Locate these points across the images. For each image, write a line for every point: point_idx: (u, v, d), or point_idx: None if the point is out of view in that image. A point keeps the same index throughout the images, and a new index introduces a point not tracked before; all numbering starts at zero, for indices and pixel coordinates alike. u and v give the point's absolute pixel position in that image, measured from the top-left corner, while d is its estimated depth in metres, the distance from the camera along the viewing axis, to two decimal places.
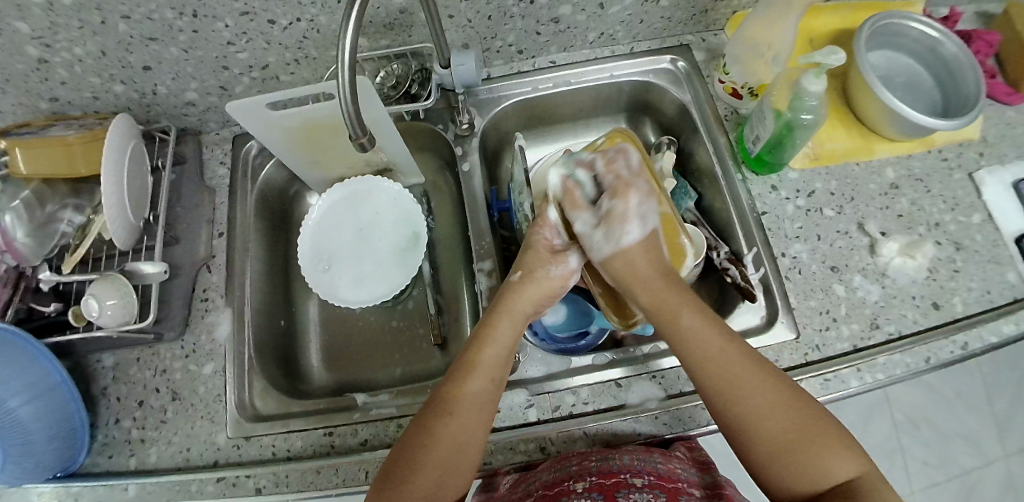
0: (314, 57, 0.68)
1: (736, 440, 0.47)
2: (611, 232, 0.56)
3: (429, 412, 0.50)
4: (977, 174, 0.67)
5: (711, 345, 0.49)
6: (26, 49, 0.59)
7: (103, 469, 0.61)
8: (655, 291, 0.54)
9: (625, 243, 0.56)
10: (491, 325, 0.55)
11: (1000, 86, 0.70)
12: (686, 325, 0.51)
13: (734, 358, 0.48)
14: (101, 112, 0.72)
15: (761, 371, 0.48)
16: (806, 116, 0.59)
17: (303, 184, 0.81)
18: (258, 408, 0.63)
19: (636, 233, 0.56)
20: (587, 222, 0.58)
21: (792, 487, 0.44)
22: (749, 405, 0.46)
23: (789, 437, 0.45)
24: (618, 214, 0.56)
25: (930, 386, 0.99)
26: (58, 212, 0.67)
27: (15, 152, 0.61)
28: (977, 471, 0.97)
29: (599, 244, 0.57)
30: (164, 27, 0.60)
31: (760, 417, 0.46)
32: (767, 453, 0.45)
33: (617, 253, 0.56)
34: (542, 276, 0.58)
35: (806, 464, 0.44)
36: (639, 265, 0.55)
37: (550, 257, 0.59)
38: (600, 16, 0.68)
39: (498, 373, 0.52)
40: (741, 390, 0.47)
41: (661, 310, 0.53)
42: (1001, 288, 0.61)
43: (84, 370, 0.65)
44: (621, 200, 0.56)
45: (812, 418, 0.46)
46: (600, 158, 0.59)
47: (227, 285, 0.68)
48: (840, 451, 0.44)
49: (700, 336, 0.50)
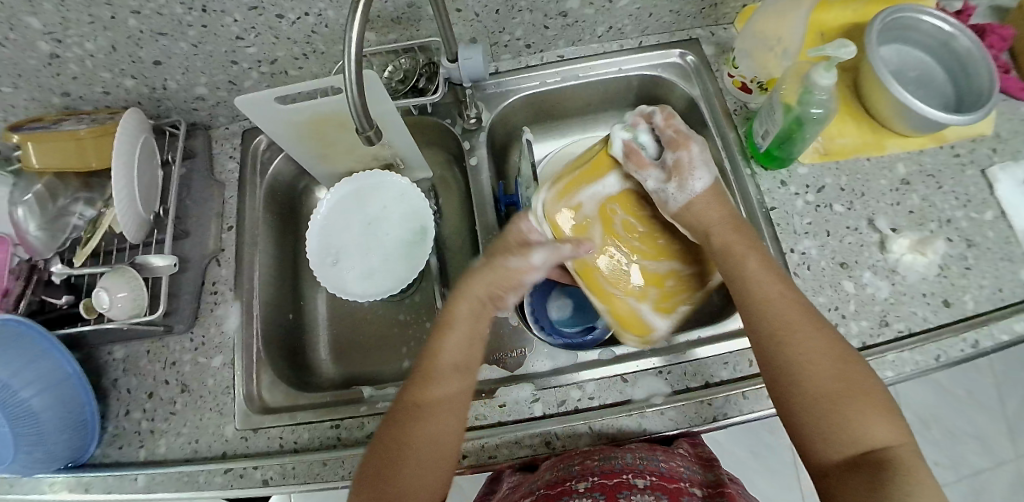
0: (322, 51, 0.68)
1: (788, 375, 0.46)
2: (683, 184, 0.54)
3: (398, 410, 0.51)
4: (990, 170, 0.66)
5: (770, 287, 0.51)
6: (38, 44, 0.60)
7: (114, 459, 0.61)
8: (723, 234, 0.54)
9: (699, 189, 0.55)
10: (451, 318, 0.54)
11: (1015, 81, 0.69)
12: (750, 268, 0.52)
13: (794, 304, 0.49)
14: (112, 106, 0.72)
15: (817, 325, 0.48)
16: (817, 111, 0.58)
17: (311, 179, 0.82)
18: (266, 400, 0.63)
19: (704, 181, 0.55)
20: (654, 179, 0.56)
21: (828, 448, 0.44)
22: (804, 346, 0.47)
23: (838, 383, 0.45)
24: (685, 165, 0.54)
25: (940, 384, 0.99)
26: (70, 205, 0.68)
27: (28, 146, 0.62)
28: (988, 471, 0.96)
29: (673, 196, 0.55)
30: (174, 22, 0.60)
31: (813, 360, 0.46)
32: (812, 399, 0.45)
33: (689, 205, 0.55)
34: (501, 266, 0.55)
35: (843, 422, 0.43)
36: (714, 213, 0.55)
37: (518, 247, 0.55)
38: (609, 10, 0.68)
39: (465, 359, 0.53)
40: (798, 333, 0.47)
41: (726, 250, 0.54)
42: (1014, 286, 0.60)
43: (95, 362, 0.65)
44: (684, 149, 0.54)
45: (855, 374, 0.45)
46: (657, 112, 0.55)
47: (236, 278, 0.68)
48: (881, 414, 0.44)
49: (760, 277, 0.51)
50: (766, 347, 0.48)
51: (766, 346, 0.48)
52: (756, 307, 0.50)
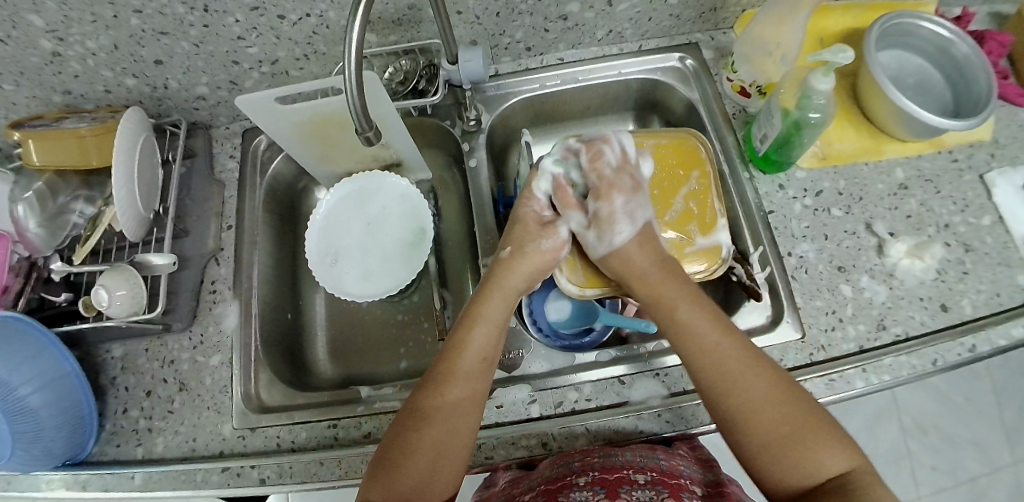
0: (323, 52, 0.68)
1: (733, 424, 0.46)
2: (602, 234, 0.57)
3: (422, 394, 0.50)
4: (988, 175, 0.66)
5: (705, 334, 0.50)
6: (40, 42, 0.60)
7: (111, 457, 0.61)
8: (650, 280, 0.54)
9: (620, 243, 0.56)
10: (480, 305, 0.56)
11: (1013, 87, 0.69)
12: (683, 314, 0.52)
13: (730, 353, 0.48)
14: (114, 105, 0.72)
15: (761, 371, 0.47)
16: (815, 115, 0.58)
17: (311, 179, 0.82)
18: (264, 399, 0.63)
19: (628, 232, 0.56)
20: (579, 222, 0.59)
21: (779, 486, 0.44)
22: (744, 394, 0.46)
23: (781, 427, 0.45)
24: (604, 216, 0.57)
25: (939, 390, 0.98)
26: (69, 203, 0.69)
27: (29, 143, 0.62)
28: (985, 477, 0.96)
29: (595, 244, 0.58)
30: (176, 21, 0.61)
31: (756, 410, 0.46)
32: (758, 447, 0.45)
33: (613, 254, 0.56)
34: (534, 250, 0.58)
35: (795, 460, 0.44)
36: (639, 261, 0.55)
37: (538, 230, 0.59)
38: (608, 14, 0.68)
39: (490, 351, 0.53)
40: (739, 383, 0.47)
41: (659, 296, 0.54)
42: (1012, 291, 0.60)
43: (94, 359, 0.66)
44: (606, 201, 0.58)
45: (803, 412, 0.45)
46: (585, 150, 0.61)
47: (235, 278, 0.69)
48: (829, 445, 0.44)
49: (696, 322, 0.51)
50: (709, 400, 0.48)
51: (711, 399, 0.48)
52: (693, 360, 0.50)
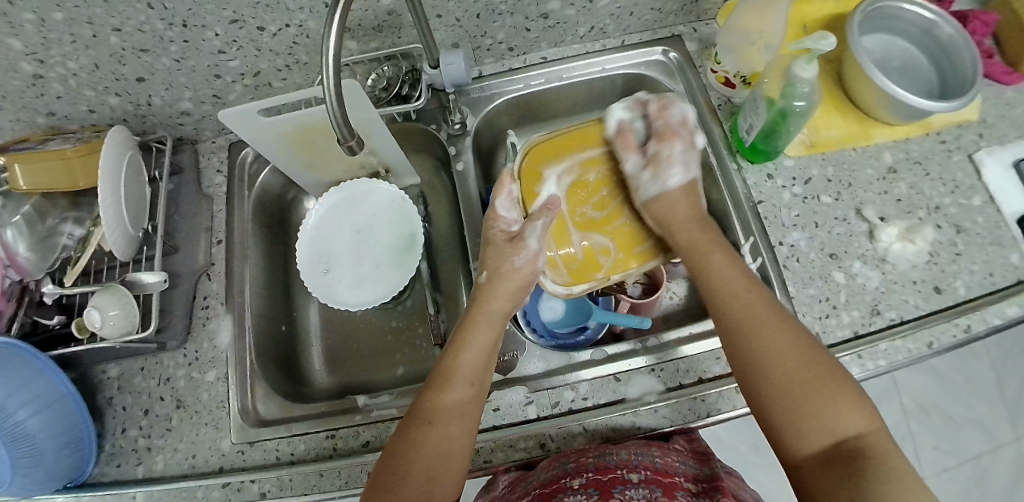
0: (305, 62, 0.68)
1: (756, 364, 0.48)
2: (658, 175, 0.59)
3: (412, 420, 0.51)
4: (976, 155, 0.66)
5: (735, 283, 0.53)
6: (20, 65, 0.60)
7: (111, 478, 0.61)
8: (688, 228, 0.57)
9: (671, 184, 0.60)
10: (467, 330, 0.56)
11: (999, 66, 0.69)
12: (714, 262, 0.56)
13: (760, 299, 0.52)
14: (98, 124, 0.72)
15: (783, 321, 0.50)
16: (799, 103, 0.58)
17: (300, 190, 0.82)
18: (261, 413, 0.63)
19: (679, 177, 0.60)
20: (635, 164, 0.60)
21: (801, 435, 0.45)
22: (770, 338, 0.49)
23: (804, 375, 0.46)
24: (664, 157, 0.60)
25: (939, 371, 0.98)
26: (59, 225, 0.68)
27: (14, 167, 0.62)
28: (988, 454, 0.96)
29: (647, 184, 0.59)
30: (155, 38, 0.60)
31: (779, 349, 0.48)
32: (783, 389, 0.46)
33: (663, 195, 0.59)
34: (510, 270, 0.57)
35: (814, 411, 0.44)
36: (680, 208, 0.59)
37: (510, 247, 0.58)
38: (589, 10, 0.68)
39: (478, 376, 0.53)
40: (762, 326, 0.50)
41: (688, 247, 0.57)
42: (1004, 270, 0.60)
43: (89, 381, 0.65)
44: (667, 144, 0.61)
45: (819, 366, 0.46)
46: (654, 102, 0.63)
47: (228, 292, 0.68)
48: (853, 401, 0.45)
49: (726, 272, 0.55)
50: (734, 341, 0.50)
51: (736, 340, 0.50)
52: (722, 302, 0.53)
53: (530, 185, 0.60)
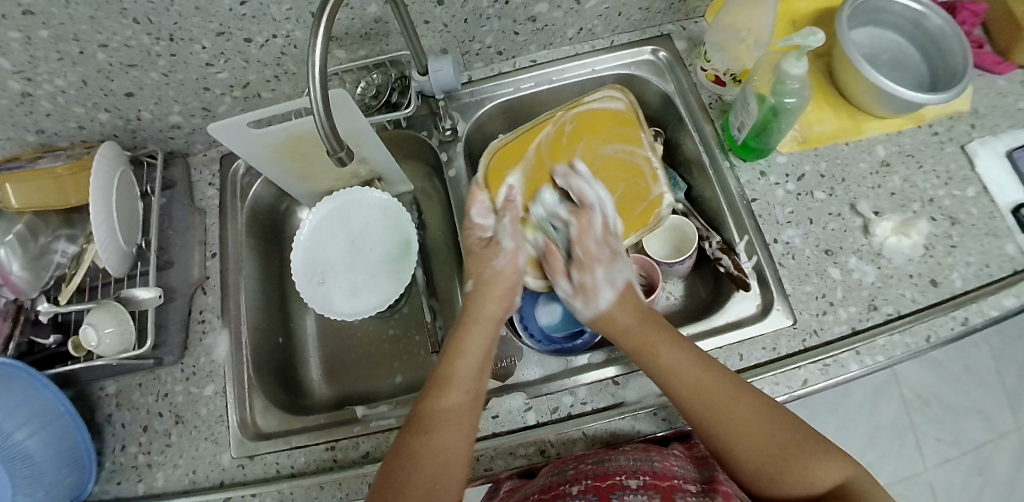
0: (294, 72, 0.68)
1: (731, 464, 0.48)
2: (588, 301, 0.58)
3: (410, 430, 0.51)
4: (969, 146, 0.66)
5: (687, 377, 0.50)
6: (7, 84, 0.60)
7: (113, 495, 0.61)
8: (632, 333, 0.55)
9: (604, 308, 0.58)
10: (462, 338, 0.57)
11: (988, 56, 0.69)
12: (664, 362, 0.52)
13: (715, 383, 0.49)
14: (88, 141, 0.72)
15: (749, 409, 0.48)
16: (790, 99, 0.58)
17: (293, 200, 0.82)
18: (261, 426, 0.63)
19: (611, 293, 0.58)
20: (566, 288, 0.60)
21: (783, 495, 0.46)
22: (735, 435, 0.47)
23: (778, 455, 0.46)
24: (590, 286, 0.58)
25: (938, 362, 0.99)
26: (52, 243, 0.68)
27: (6, 187, 0.62)
28: (991, 443, 0.96)
29: (580, 310, 0.59)
30: (143, 52, 0.60)
31: (739, 437, 0.47)
32: (765, 477, 0.46)
33: (601, 318, 0.57)
34: (493, 274, 0.60)
35: (797, 477, 0.45)
36: (621, 318, 0.56)
37: (489, 251, 0.61)
38: (577, 12, 0.67)
39: (474, 384, 0.54)
40: (725, 419, 0.48)
41: (638, 346, 0.54)
42: (1000, 261, 0.60)
43: (88, 398, 0.65)
44: (588, 271, 0.58)
45: (786, 440, 0.47)
46: (570, 212, 0.60)
47: (223, 305, 0.68)
48: (824, 455, 0.46)
49: (677, 362, 0.51)
50: (699, 428, 0.49)
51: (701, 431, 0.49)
52: (684, 398, 0.50)
53: (492, 195, 0.66)
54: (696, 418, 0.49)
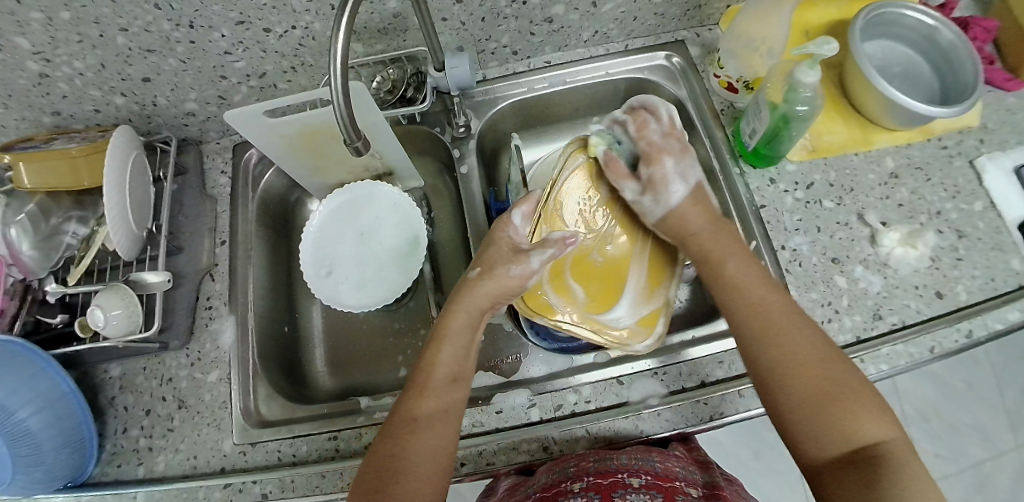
0: (311, 64, 0.68)
1: (767, 389, 0.47)
2: (659, 196, 0.58)
3: (395, 421, 0.50)
4: (977, 161, 0.66)
5: (754, 290, 0.52)
6: (27, 64, 0.60)
7: (112, 477, 0.61)
8: (701, 239, 0.56)
9: (676, 203, 0.58)
10: (446, 325, 0.55)
11: (999, 72, 0.70)
12: (729, 272, 0.54)
13: (774, 302, 0.51)
14: (103, 125, 0.72)
15: (797, 321, 0.49)
16: (802, 108, 0.58)
17: (303, 191, 0.82)
18: (264, 414, 0.63)
19: (682, 190, 0.58)
20: (633, 190, 0.59)
21: (816, 443, 0.44)
22: (789, 348, 0.47)
23: (820, 375, 0.46)
24: (659, 178, 0.58)
25: (939, 377, 0.99)
26: (63, 224, 0.68)
27: (19, 166, 0.62)
28: (988, 461, 0.96)
29: (652, 208, 0.59)
30: (162, 38, 0.61)
31: (798, 359, 0.47)
32: (795, 401, 0.45)
33: (670, 214, 0.58)
34: (503, 274, 0.56)
35: (831, 415, 0.44)
36: (693, 220, 0.57)
37: (511, 255, 0.57)
38: (593, 15, 0.68)
39: (459, 371, 0.53)
40: (781, 333, 0.48)
41: (705, 256, 0.55)
42: (1005, 275, 0.61)
43: (91, 380, 0.65)
44: (658, 164, 0.58)
45: (838, 364, 0.46)
46: (631, 121, 0.61)
47: (230, 292, 0.68)
48: (869, 409, 0.44)
49: (744, 277, 0.53)
50: (754, 349, 0.49)
51: (757, 348, 0.49)
52: (743, 316, 0.51)
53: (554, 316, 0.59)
54: (745, 328, 0.50)
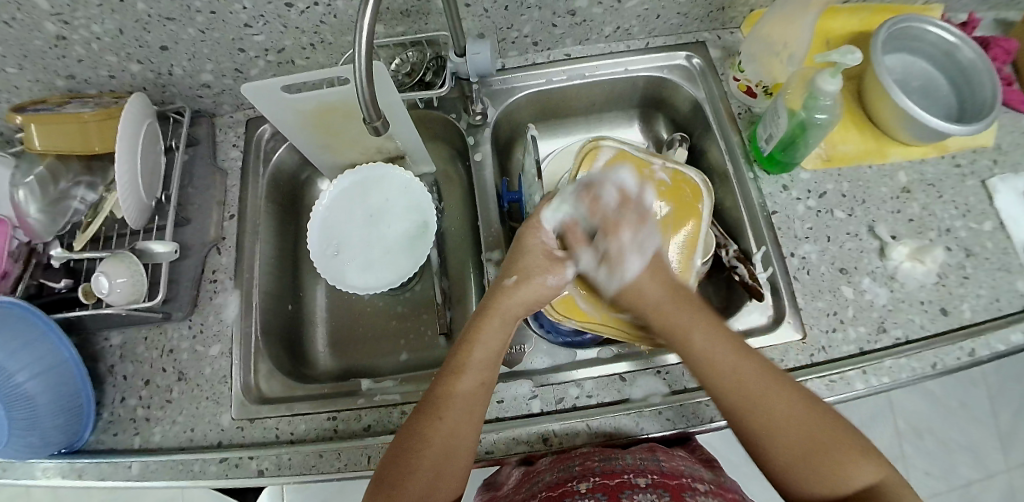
0: (330, 42, 0.68)
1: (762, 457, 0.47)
2: (613, 271, 0.56)
3: (419, 414, 0.50)
4: (990, 181, 0.66)
5: (726, 363, 0.49)
6: (44, 26, 0.60)
7: (108, 446, 0.61)
8: (665, 310, 0.54)
9: (631, 277, 0.56)
10: (480, 326, 0.54)
11: (1016, 94, 0.70)
12: (697, 344, 0.51)
13: (753, 372, 0.48)
14: (117, 91, 0.72)
15: (773, 386, 0.48)
16: (821, 116, 0.58)
17: (314, 170, 0.82)
18: (263, 390, 0.63)
19: (638, 265, 0.56)
20: (590, 261, 0.58)
21: (814, 494, 0.45)
22: (771, 418, 0.46)
23: (811, 444, 0.45)
24: (615, 255, 0.56)
25: (933, 395, 0.99)
26: (71, 189, 0.68)
27: (31, 127, 0.62)
28: (977, 482, 0.96)
29: (606, 282, 0.57)
30: (183, 7, 0.60)
31: (785, 430, 0.46)
32: (791, 463, 0.45)
33: (626, 289, 0.56)
34: (540, 284, 0.56)
35: (830, 470, 0.44)
36: (652, 292, 0.55)
37: (548, 264, 0.57)
38: (617, 10, 0.68)
39: (489, 373, 0.52)
40: (761, 403, 0.47)
41: (670, 326, 0.53)
42: (1010, 296, 0.61)
43: (92, 346, 0.65)
44: (614, 237, 0.57)
45: (821, 422, 0.46)
46: (583, 192, 0.60)
47: (237, 267, 0.68)
48: (861, 457, 0.45)
49: (715, 349, 0.50)
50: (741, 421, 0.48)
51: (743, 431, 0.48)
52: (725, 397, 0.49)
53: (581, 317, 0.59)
54: (728, 408, 0.48)
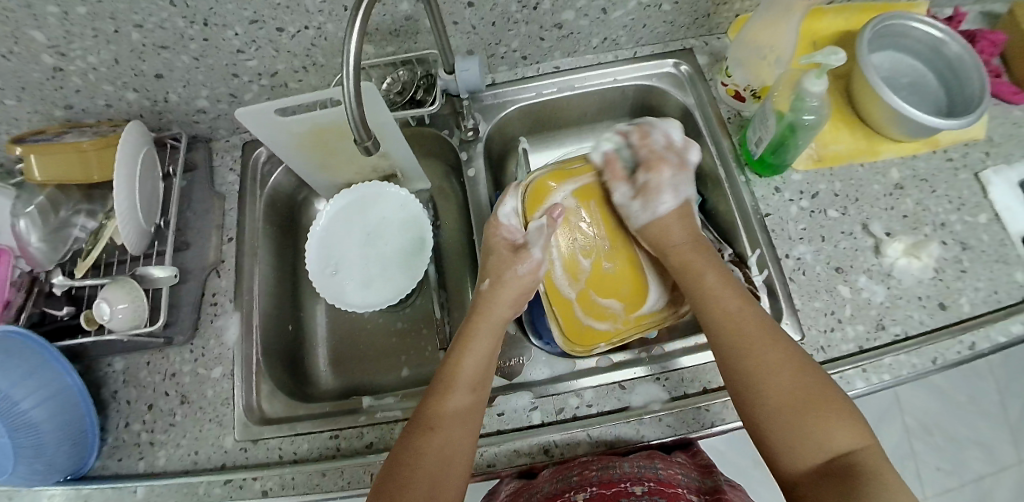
0: (322, 64, 0.69)
1: (747, 410, 0.48)
2: (648, 202, 0.61)
3: (413, 429, 0.51)
4: (983, 174, 0.67)
5: (729, 303, 0.53)
6: (41, 58, 0.61)
7: (113, 471, 0.61)
8: (681, 251, 0.58)
9: (661, 211, 0.61)
10: (466, 341, 0.57)
11: (1006, 86, 0.70)
12: (708, 284, 0.56)
13: (753, 317, 0.52)
14: (114, 120, 0.73)
15: (774, 333, 0.51)
16: (809, 117, 0.59)
17: (311, 190, 0.83)
18: (266, 411, 0.64)
19: (670, 202, 0.61)
20: (624, 194, 0.63)
21: (795, 451, 0.45)
22: (762, 357, 0.49)
23: (799, 392, 0.47)
24: (653, 186, 0.61)
25: (942, 389, 0.98)
26: (71, 217, 0.69)
27: (31, 158, 0.62)
28: (990, 476, 0.96)
29: (638, 213, 0.61)
30: (176, 35, 0.61)
31: (770, 374, 0.48)
32: (773, 415, 0.47)
33: (654, 223, 0.61)
34: (512, 278, 0.60)
35: (810, 428, 0.45)
36: (676, 232, 0.60)
37: (513, 256, 0.60)
38: (603, 21, 0.69)
39: (478, 383, 0.54)
40: (758, 346, 0.50)
41: (684, 263, 0.58)
42: (1009, 287, 0.61)
43: (94, 373, 0.66)
44: (655, 172, 0.62)
45: (813, 378, 0.48)
46: (635, 132, 0.64)
47: (236, 288, 0.69)
48: (844, 420, 0.45)
49: (721, 294, 0.54)
50: (731, 358, 0.50)
51: (733, 362, 0.50)
52: (722, 331, 0.52)
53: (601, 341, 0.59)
54: (723, 342, 0.51)
